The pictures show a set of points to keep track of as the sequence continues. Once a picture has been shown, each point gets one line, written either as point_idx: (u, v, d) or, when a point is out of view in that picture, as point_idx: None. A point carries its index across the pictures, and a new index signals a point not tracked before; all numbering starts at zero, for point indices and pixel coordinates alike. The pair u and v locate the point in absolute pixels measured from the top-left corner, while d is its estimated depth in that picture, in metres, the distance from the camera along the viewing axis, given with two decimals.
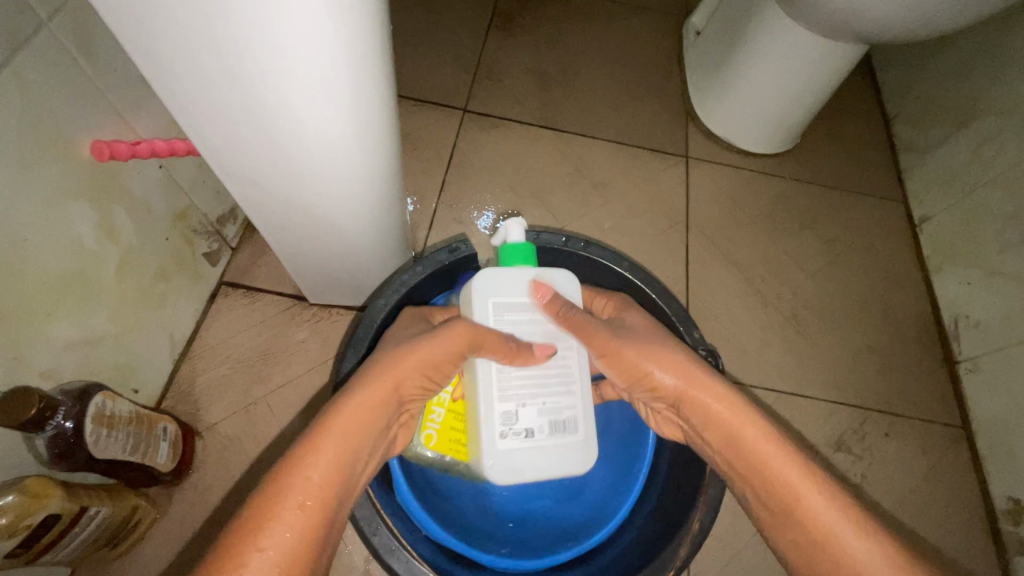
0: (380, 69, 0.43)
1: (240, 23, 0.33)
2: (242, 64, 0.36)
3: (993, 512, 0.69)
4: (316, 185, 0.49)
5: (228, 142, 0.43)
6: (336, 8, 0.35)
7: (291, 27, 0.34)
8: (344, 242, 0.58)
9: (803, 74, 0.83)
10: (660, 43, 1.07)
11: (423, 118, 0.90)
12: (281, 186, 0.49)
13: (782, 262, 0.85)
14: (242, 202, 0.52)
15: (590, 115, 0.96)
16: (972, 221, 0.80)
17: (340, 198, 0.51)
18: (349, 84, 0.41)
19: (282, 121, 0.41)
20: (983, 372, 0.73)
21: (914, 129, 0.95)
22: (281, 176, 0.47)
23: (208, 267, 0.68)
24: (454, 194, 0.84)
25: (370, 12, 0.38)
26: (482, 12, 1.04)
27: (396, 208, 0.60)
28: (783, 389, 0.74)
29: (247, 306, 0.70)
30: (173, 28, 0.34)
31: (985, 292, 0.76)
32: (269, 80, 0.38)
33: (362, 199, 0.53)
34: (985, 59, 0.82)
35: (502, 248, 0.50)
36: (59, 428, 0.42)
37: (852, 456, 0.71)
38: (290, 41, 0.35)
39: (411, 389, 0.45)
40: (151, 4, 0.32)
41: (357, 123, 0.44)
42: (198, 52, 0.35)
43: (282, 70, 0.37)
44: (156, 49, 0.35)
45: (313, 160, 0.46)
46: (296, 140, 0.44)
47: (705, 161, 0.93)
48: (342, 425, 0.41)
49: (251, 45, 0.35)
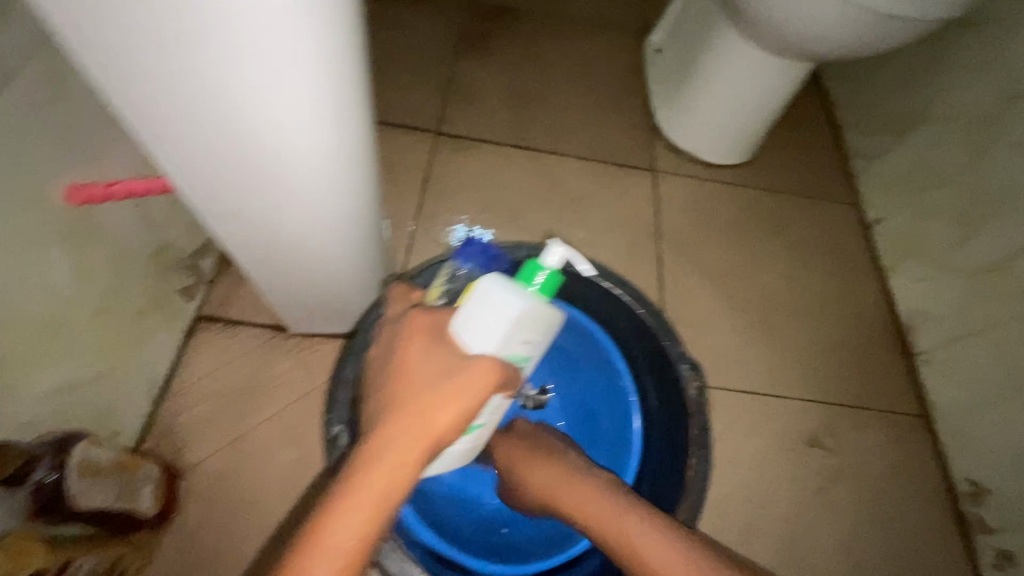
0: (358, 74, 0.42)
1: (211, 29, 0.32)
2: (213, 72, 0.35)
3: (957, 495, 0.73)
4: (294, 199, 0.47)
5: (200, 156, 0.42)
6: (315, 15, 0.34)
7: (266, 33, 0.33)
8: (326, 260, 0.57)
9: (759, 90, 0.87)
10: (622, 60, 1.11)
11: (397, 141, 0.91)
12: (258, 201, 0.47)
13: (749, 267, 0.89)
14: (213, 222, 0.49)
15: (560, 132, 0.98)
16: (920, 221, 0.86)
17: (319, 212, 0.50)
18: (328, 92, 0.39)
19: (259, 132, 0.40)
20: (940, 363, 0.78)
21: (862, 137, 1.01)
22: (257, 190, 0.45)
23: (185, 303, 0.67)
24: (431, 216, 0.85)
25: (347, 15, 0.37)
26: (449, 35, 1.06)
27: (377, 229, 0.60)
28: (758, 390, 0.77)
29: (227, 339, 0.69)
30: (137, 37, 0.32)
31: (936, 287, 0.81)
32: (242, 89, 0.36)
33: (344, 211, 0.52)
34: (924, 71, 0.89)
35: (528, 266, 0.42)
36: (39, 483, 0.42)
37: (827, 450, 0.74)
38: (265, 48, 0.34)
39: (449, 433, 0.39)
40: (111, 10, 0.30)
41: (337, 132, 0.43)
42: (166, 61, 0.34)
43: (257, 79, 0.36)
44: (119, 58, 0.33)
45: (291, 172, 0.44)
46: (275, 167, 0.43)
47: (671, 173, 0.97)
48: (370, 481, 0.36)
49: (220, 73, 0.35)
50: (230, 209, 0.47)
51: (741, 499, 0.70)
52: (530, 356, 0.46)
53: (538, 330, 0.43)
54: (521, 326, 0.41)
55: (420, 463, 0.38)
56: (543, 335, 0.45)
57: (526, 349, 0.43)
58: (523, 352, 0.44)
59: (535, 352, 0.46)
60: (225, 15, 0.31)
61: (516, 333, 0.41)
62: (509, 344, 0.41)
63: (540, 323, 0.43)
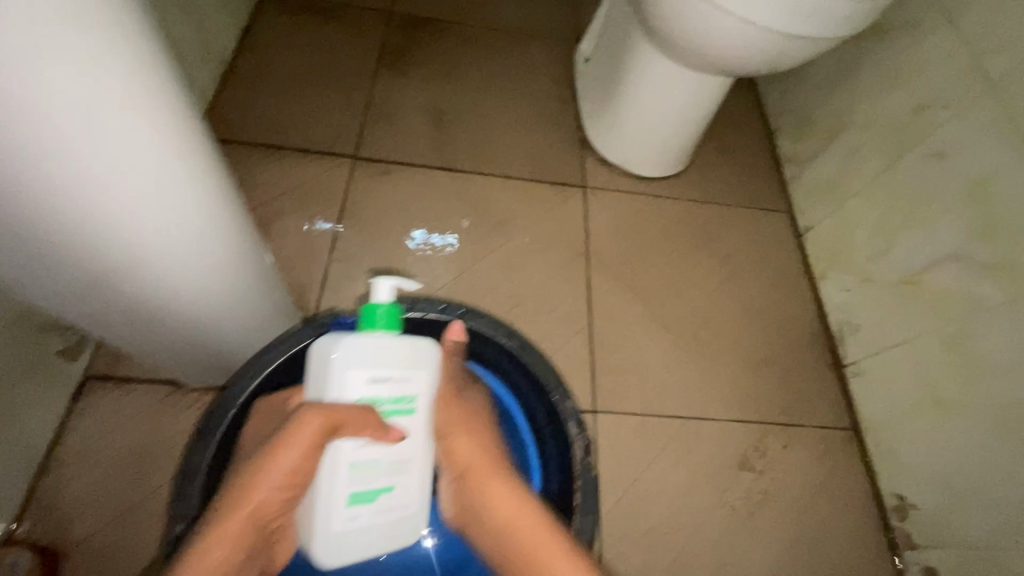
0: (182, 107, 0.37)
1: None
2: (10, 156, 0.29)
3: (885, 509, 0.72)
4: (162, 262, 0.42)
5: (33, 248, 0.35)
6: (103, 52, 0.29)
7: (52, 92, 0.28)
8: (215, 314, 0.52)
9: (681, 104, 0.84)
10: (551, 71, 1.08)
11: (310, 169, 0.87)
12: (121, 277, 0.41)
13: (679, 284, 0.87)
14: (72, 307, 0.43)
15: (486, 151, 0.95)
16: (845, 230, 0.85)
17: (193, 266, 0.44)
18: (153, 135, 0.34)
19: (93, 203, 0.34)
20: (867, 374, 0.78)
21: (793, 142, 1.00)
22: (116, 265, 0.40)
23: (70, 364, 0.63)
24: (347, 248, 0.81)
25: (145, 46, 0.32)
26: (369, 51, 1.02)
27: (261, 260, 0.55)
28: (687, 413, 0.76)
29: (118, 399, 0.64)
30: None
31: (862, 297, 0.80)
32: (52, 163, 0.30)
33: (218, 256, 0.47)
34: (844, 76, 0.87)
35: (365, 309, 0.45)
36: None
37: (755, 471, 0.73)
38: (59, 108, 0.28)
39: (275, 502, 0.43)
40: None
41: (183, 173, 0.38)
42: None
43: (65, 147, 0.30)
44: None
45: (149, 233, 0.39)
46: (138, 251, 0.40)
47: (600, 189, 0.94)
48: (199, 574, 0.39)
49: (48, 172, 0.31)
50: (108, 318, 0.46)
51: (668, 531, 0.68)
52: (403, 393, 0.46)
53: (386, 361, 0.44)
54: (348, 357, 0.43)
55: (247, 537, 0.41)
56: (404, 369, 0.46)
57: (387, 386, 0.45)
58: (377, 388, 0.44)
59: (403, 388, 0.46)
60: (84, 166, 0.32)
61: (343, 367, 0.43)
62: (345, 382, 0.43)
63: (379, 354, 0.44)
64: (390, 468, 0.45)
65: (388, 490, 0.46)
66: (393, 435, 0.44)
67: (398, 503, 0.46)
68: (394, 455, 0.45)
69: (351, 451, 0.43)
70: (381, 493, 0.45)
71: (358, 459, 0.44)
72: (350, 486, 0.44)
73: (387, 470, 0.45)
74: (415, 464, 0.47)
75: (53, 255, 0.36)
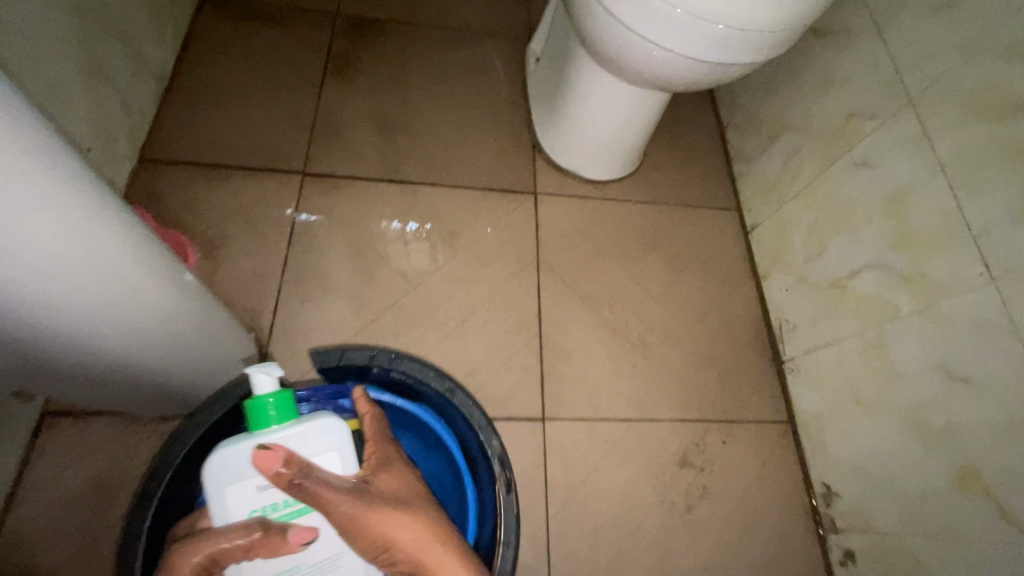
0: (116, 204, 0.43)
1: None
2: None
3: (814, 496, 0.78)
4: (116, 332, 0.48)
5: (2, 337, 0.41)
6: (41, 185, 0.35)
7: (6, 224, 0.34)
8: (175, 364, 0.58)
9: (622, 115, 0.85)
10: (502, 72, 1.07)
11: (259, 188, 0.87)
12: (81, 348, 0.47)
13: (628, 287, 0.90)
14: (42, 369, 0.49)
15: (436, 160, 0.95)
16: (784, 230, 0.88)
17: (149, 329, 0.51)
18: (92, 235, 0.40)
19: (51, 296, 0.40)
20: (801, 371, 0.82)
21: (741, 139, 1.01)
22: (76, 340, 0.46)
23: (24, 406, 0.64)
24: (299, 268, 0.83)
25: (74, 168, 0.38)
26: (315, 58, 1.00)
27: (216, 310, 0.61)
28: (631, 415, 0.80)
29: (76, 434, 0.66)
30: None
31: (798, 296, 0.84)
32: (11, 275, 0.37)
33: (172, 319, 0.53)
34: (786, 78, 0.88)
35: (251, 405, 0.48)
36: None
37: (694, 467, 0.78)
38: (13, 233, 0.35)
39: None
40: None
41: (128, 255, 0.44)
42: None
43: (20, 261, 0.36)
44: None
45: (104, 312, 0.45)
46: (96, 327, 0.46)
47: (550, 194, 0.96)
48: None
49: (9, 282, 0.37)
50: (54, 377, 0.52)
51: (611, 528, 0.73)
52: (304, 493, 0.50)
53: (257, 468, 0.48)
54: (218, 481, 0.48)
55: None
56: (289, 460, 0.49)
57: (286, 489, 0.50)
58: (264, 497, 0.49)
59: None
60: (37, 270, 0.38)
61: (220, 490, 0.48)
62: (225, 507, 0.48)
63: (249, 464, 0.48)
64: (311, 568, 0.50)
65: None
66: (292, 541, 0.49)
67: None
68: (312, 558, 0.50)
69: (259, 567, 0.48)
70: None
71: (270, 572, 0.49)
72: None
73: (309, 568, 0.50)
74: (341, 556, 0.52)
75: (15, 350, 0.44)
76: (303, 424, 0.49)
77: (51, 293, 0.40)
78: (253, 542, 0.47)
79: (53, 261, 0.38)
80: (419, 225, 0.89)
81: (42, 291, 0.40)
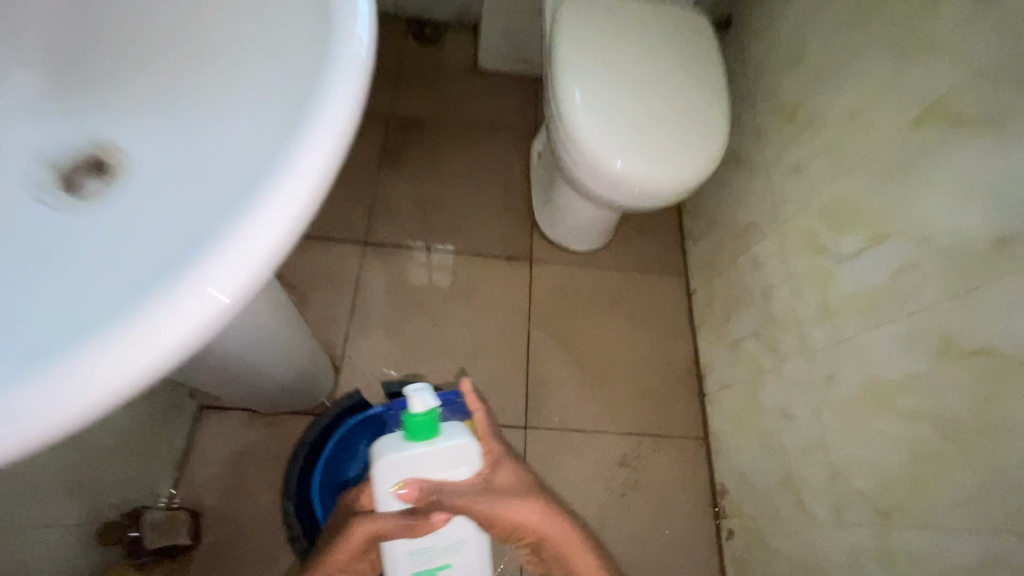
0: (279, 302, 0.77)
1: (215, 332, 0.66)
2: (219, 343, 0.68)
3: (715, 492, 1.10)
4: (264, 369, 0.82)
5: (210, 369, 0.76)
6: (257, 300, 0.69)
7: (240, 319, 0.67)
8: (290, 385, 0.93)
9: (591, 214, 1.19)
10: (514, 164, 1.41)
11: (334, 252, 1.23)
12: (244, 376, 0.81)
13: (595, 334, 1.24)
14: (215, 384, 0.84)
15: (459, 232, 1.30)
16: (710, 298, 1.20)
17: (278, 367, 0.85)
18: (268, 320, 0.74)
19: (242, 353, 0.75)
20: (714, 402, 1.14)
21: (690, 222, 1.34)
22: (242, 372, 0.80)
23: (192, 401, 1.01)
24: (361, 312, 1.18)
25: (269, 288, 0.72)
26: (374, 152, 1.36)
27: (314, 353, 0.96)
28: (589, 427, 1.14)
29: (221, 420, 1.03)
30: None
31: (715, 348, 1.16)
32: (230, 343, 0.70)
33: (288, 361, 0.87)
34: (717, 186, 1.21)
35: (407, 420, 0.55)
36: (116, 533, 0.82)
37: (630, 466, 1.11)
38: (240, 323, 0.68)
39: (349, 560, 0.58)
40: None
41: (279, 329, 0.78)
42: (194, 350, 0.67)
43: (238, 336, 0.70)
44: None
45: (259, 358, 0.79)
46: (254, 368, 0.80)
47: (542, 261, 1.30)
48: None
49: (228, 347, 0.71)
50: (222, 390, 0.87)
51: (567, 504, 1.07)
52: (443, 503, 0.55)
53: (410, 469, 0.54)
54: (384, 477, 0.54)
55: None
56: (438, 471, 0.55)
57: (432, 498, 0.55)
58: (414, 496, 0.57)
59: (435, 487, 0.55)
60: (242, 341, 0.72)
61: (383, 482, 0.54)
62: (388, 499, 0.55)
63: (404, 468, 0.54)
64: (442, 551, 0.58)
65: (444, 565, 0.58)
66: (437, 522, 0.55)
67: (457, 569, 0.59)
68: (443, 541, 0.57)
69: (401, 545, 0.56)
70: (440, 568, 0.58)
71: (412, 547, 0.57)
72: (408, 567, 0.57)
73: (439, 551, 0.58)
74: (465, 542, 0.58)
75: (213, 375, 0.79)
76: (448, 443, 0.55)
77: (243, 352, 0.74)
78: (405, 525, 0.55)
79: (250, 337, 0.73)
80: (445, 282, 1.24)
81: (239, 352, 0.74)
